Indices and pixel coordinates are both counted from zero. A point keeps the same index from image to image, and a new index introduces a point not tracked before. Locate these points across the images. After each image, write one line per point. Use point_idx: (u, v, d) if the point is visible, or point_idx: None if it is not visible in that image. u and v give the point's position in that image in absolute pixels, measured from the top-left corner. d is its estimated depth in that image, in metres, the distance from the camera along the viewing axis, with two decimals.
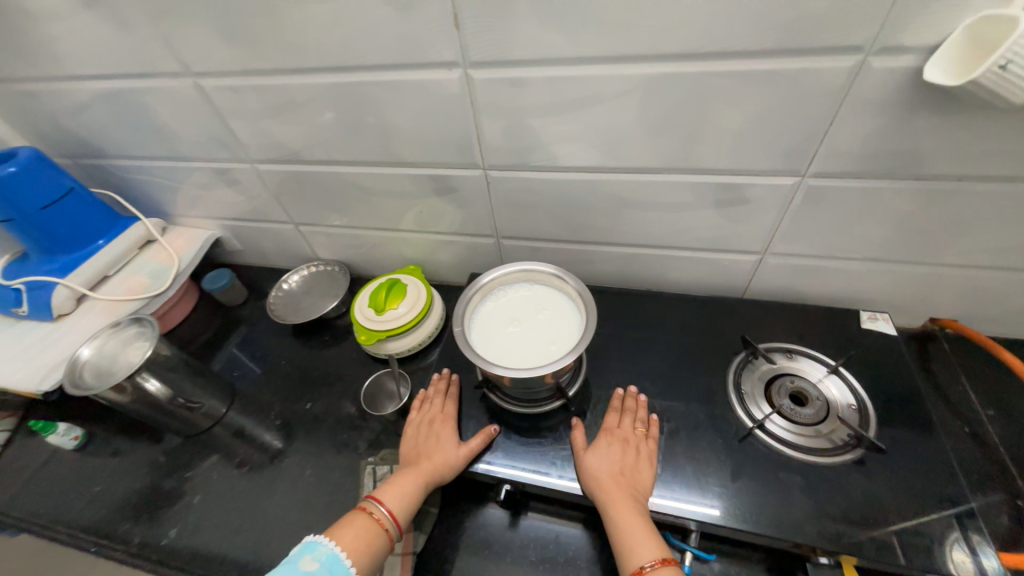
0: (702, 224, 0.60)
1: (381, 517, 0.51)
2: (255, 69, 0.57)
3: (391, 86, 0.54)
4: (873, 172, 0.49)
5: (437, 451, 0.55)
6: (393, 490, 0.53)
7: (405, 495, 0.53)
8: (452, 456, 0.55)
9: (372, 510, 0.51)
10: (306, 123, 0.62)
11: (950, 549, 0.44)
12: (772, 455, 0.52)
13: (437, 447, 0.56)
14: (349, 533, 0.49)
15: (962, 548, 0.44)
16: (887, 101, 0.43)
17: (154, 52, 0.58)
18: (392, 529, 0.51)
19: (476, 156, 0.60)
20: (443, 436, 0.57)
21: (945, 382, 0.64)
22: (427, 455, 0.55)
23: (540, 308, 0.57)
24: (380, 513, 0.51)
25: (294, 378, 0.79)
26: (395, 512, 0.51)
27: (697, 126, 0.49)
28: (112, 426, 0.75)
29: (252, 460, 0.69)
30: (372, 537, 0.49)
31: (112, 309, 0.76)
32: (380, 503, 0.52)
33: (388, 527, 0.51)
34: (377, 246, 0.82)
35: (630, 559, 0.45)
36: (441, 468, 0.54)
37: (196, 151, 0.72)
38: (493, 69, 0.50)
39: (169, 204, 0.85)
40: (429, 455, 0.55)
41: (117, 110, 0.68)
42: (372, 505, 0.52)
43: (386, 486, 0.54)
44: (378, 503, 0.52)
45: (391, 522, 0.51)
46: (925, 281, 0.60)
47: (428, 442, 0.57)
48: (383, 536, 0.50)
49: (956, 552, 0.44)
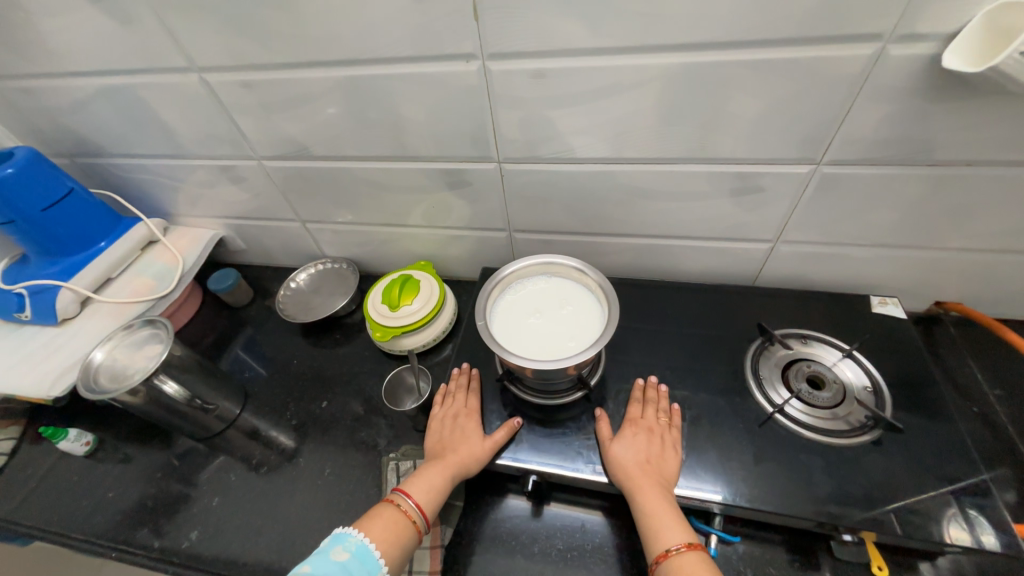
0: (716, 213, 0.61)
1: (408, 509, 0.51)
2: (265, 63, 0.55)
3: (407, 79, 0.54)
4: (887, 160, 0.50)
5: (462, 444, 0.56)
6: (419, 483, 0.53)
7: (431, 488, 0.53)
8: (478, 449, 0.55)
9: (399, 502, 0.52)
10: (317, 119, 0.61)
11: (949, 526, 0.46)
12: (792, 438, 0.54)
13: (462, 440, 0.56)
14: (378, 525, 0.50)
15: (960, 523, 0.46)
16: (904, 88, 0.44)
17: (159, 47, 0.57)
18: (420, 521, 0.51)
19: (491, 149, 0.60)
20: (467, 430, 0.57)
21: (952, 364, 0.66)
22: (453, 448, 0.56)
23: (564, 302, 0.57)
24: (407, 506, 0.51)
25: (307, 378, 0.78)
26: (422, 505, 0.52)
27: (715, 116, 0.50)
28: (121, 432, 0.74)
29: (269, 461, 0.69)
30: (400, 530, 0.50)
31: (118, 311, 0.75)
32: (407, 496, 0.52)
33: (416, 520, 0.51)
34: (386, 242, 0.82)
35: (657, 544, 0.46)
36: (467, 461, 0.54)
37: (201, 148, 0.71)
38: (511, 60, 0.49)
39: (171, 203, 0.84)
40: (454, 449, 0.55)
41: (117, 108, 0.66)
42: (399, 498, 0.52)
43: (412, 479, 0.54)
44: (405, 496, 0.52)
45: (419, 515, 0.51)
46: (932, 266, 0.62)
47: (453, 436, 0.57)
48: (411, 528, 0.50)
49: (955, 529, 0.46)
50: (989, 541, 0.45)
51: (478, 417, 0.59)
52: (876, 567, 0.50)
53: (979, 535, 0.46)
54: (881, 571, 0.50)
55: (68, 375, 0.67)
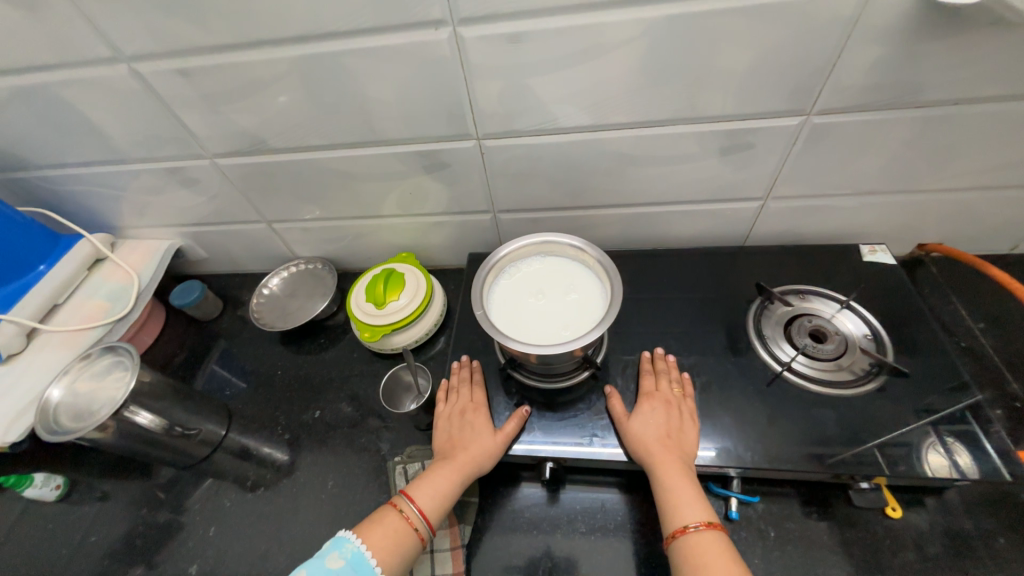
0: (707, 175, 0.59)
1: (411, 515, 0.49)
2: (204, 46, 0.49)
3: (370, 53, 0.49)
4: (877, 104, 0.49)
5: (470, 443, 0.53)
6: (425, 487, 0.51)
7: (437, 493, 0.50)
8: (487, 447, 0.53)
9: (403, 508, 0.49)
10: (272, 106, 0.55)
11: (929, 453, 0.48)
12: (802, 394, 0.54)
13: (470, 439, 0.54)
14: (379, 533, 0.47)
15: (939, 450, 0.48)
16: (895, 27, 0.42)
17: (74, 36, 0.49)
18: (423, 528, 0.48)
19: (468, 125, 0.56)
20: (475, 427, 0.55)
21: (938, 303, 0.68)
22: (460, 447, 0.53)
23: (570, 288, 0.54)
24: (411, 512, 0.49)
25: (295, 388, 0.74)
26: (426, 511, 0.49)
27: (704, 71, 0.47)
28: (95, 469, 0.68)
29: (265, 480, 0.65)
30: (402, 537, 0.47)
31: (71, 340, 0.68)
32: (411, 501, 0.49)
33: (419, 527, 0.48)
34: (363, 236, 0.77)
35: (675, 520, 0.46)
36: (476, 460, 0.52)
37: (142, 150, 0.63)
38: (484, 24, 0.45)
39: (115, 215, 0.76)
40: (462, 448, 0.53)
41: (35, 112, 0.58)
42: (403, 503, 0.49)
43: (417, 482, 0.51)
44: (409, 501, 0.49)
45: (422, 522, 0.48)
46: (917, 209, 0.63)
47: (460, 434, 0.55)
48: (414, 535, 0.48)
49: (935, 456, 0.48)
50: (967, 464, 0.47)
51: (486, 412, 0.56)
52: (890, 509, 0.52)
53: (957, 460, 0.48)
54: (895, 512, 0.52)
55: (25, 416, 0.60)
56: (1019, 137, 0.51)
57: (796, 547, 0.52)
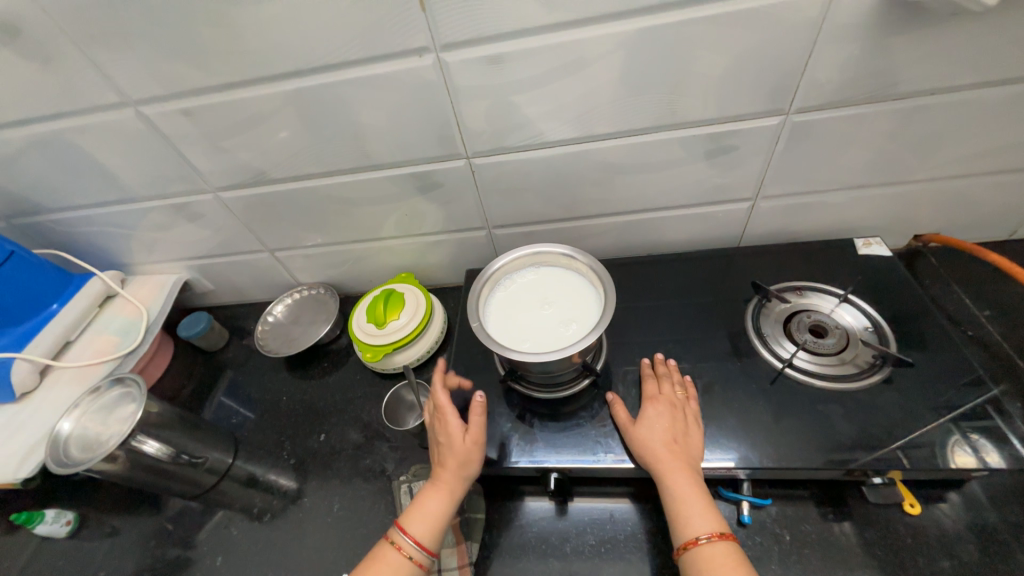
0: (693, 178, 0.60)
1: (404, 546, 0.48)
2: (204, 85, 0.52)
3: (360, 82, 0.51)
4: (854, 99, 0.50)
5: (448, 458, 0.52)
6: (415, 514, 0.50)
7: (425, 515, 0.49)
8: (463, 457, 0.51)
9: (395, 541, 0.48)
10: (271, 139, 0.58)
11: (955, 453, 0.46)
12: (806, 389, 0.54)
13: (446, 452, 0.52)
14: (375, 572, 0.46)
15: (965, 449, 0.46)
16: (862, 25, 0.44)
17: (84, 84, 0.52)
18: (419, 554, 0.47)
19: (458, 145, 0.58)
20: (447, 437, 0.53)
21: (941, 293, 0.68)
22: (442, 464, 0.52)
23: (568, 321, 0.52)
24: (403, 543, 0.48)
25: (300, 413, 0.74)
26: (419, 538, 0.48)
27: (681, 77, 0.49)
28: (105, 503, 0.69)
29: (272, 507, 0.64)
30: (399, 569, 0.46)
31: (83, 375, 0.69)
32: (403, 532, 0.48)
33: (415, 556, 0.47)
34: (363, 260, 0.79)
35: (684, 531, 0.44)
36: (458, 473, 0.51)
37: (150, 189, 0.66)
38: (468, 48, 0.47)
39: (125, 252, 0.79)
40: (444, 465, 0.52)
41: (49, 158, 0.62)
42: (396, 536, 0.49)
43: (408, 511, 0.50)
44: (400, 533, 0.48)
45: (416, 550, 0.47)
46: (908, 200, 0.63)
47: (440, 451, 0.53)
48: (411, 563, 0.47)
49: (962, 455, 0.46)
50: (996, 462, 0.45)
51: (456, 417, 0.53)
52: (908, 505, 0.51)
53: (985, 459, 0.46)
54: (914, 509, 0.51)
55: (35, 453, 0.61)
56: (1000, 123, 0.52)
57: (814, 551, 0.50)
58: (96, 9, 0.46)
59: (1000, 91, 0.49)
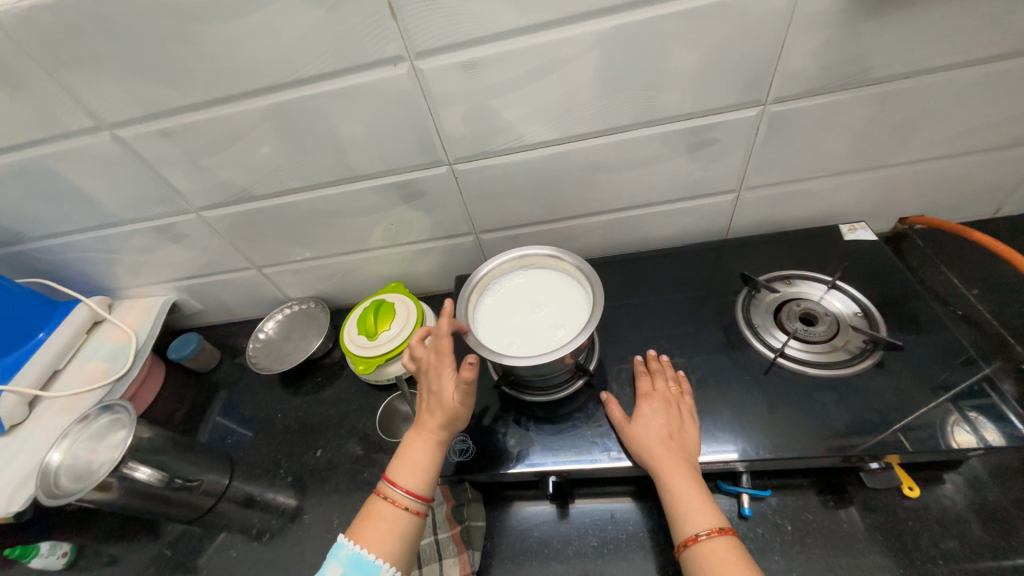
0: (677, 173, 0.60)
1: (397, 498, 0.46)
2: (180, 105, 0.52)
3: (336, 94, 0.51)
4: (830, 87, 0.51)
5: (437, 407, 0.50)
6: (404, 466, 0.48)
7: (417, 465, 0.48)
8: (454, 405, 0.49)
9: (388, 494, 0.47)
10: (250, 156, 0.57)
11: (955, 433, 0.46)
12: (799, 378, 0.54)
13: (435, 402, 0.50)
14: (371, 527, 0.45)
15: (965, 428, 0.47)
16: (832, 13, 0.44)
17: (58, 110, 0.52)
18: (414, 504, 0.47)
19: (439, 152, 0.58)
20: (437, 386, 0.50)
21: (928, 274, 0.68)
22: (430, 412, 0.50)
23: (556, 326, 0.52)
24: (397, 495, 0.47)
25: (296, 430, 0.74)
26: (413, 489, 0.47)
27: (657, 73, 0.49)
28: (102, 532, 0.68)
29: (271, 526, 0.64)
30: (395, 520, 0.46)
31: (73, 403, 0.69)
32: (395, 484, 0.47)
33: (410, 506, 0.46)
34: (351, 272, 0.78)
35: (684, 527, 0.44)
36: (449, 421, 0.50)
37: (132, 212, 0.66)
38: (442, 55, 0.47)
39: (111, 277, 0.78)
40: (432, 414, 0.50)
41: (28, 186, 0.61)
42: (388, 489, 0.47)
43: (396, 464, 0.49)
44: (393, 485, 0.47)
45: (411, 500, 0.46)
46: (891, 183, 0.63)
47: (428, 399, 0.51)
48: (407, 513, 0.46)
49: (962, 434, 0.46)
50: (995, 439, 0.45)
51: (446, 363, 0.50)
52: (907, 489, 0.51)
53: (985, 437, 0.46)
54: (913, 492, 0.51)
55: (27, 485, 0.60)
56: (975, 103, 0.52)
57: (816, 539, 0.50)
58: (65, 34, 0.45)
59: (973, 71, 0.49)
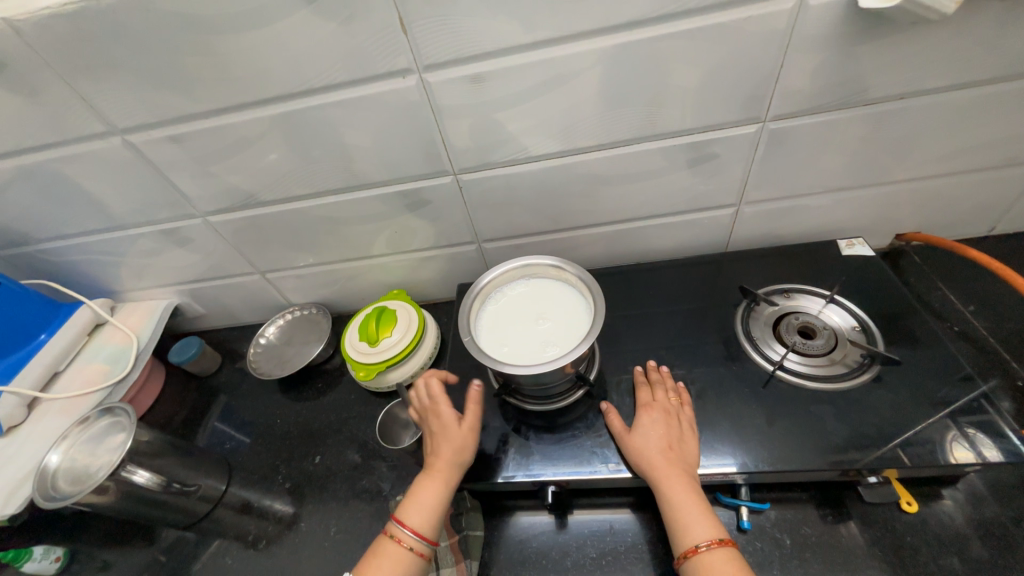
0: (678, 187, 0.62)
1: (403, 538, 0.47)
2: (191, 112, 0.53)
3: (344, 105, 0.52)
4: (827, 106, 0.52)
5: (443, 446, 0.51)
6: (411, 505, 0.48)
7: (424, 505, 0.48)
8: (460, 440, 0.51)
9: (395, 533, 0.47)
10: (258, 162, 0.58)
11: (954, 448, 0.47)
12: (798, 391, 0.54)
13: (440, 440, 0.52)
14: (377, 564, 0.45)
15: (964, 444, 0.47)
16: (830, 35, 0.45)
17: (71, 115, 0.53)
18: (419, 545, 0.46)
19: (444, 162, 0.59)
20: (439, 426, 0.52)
21: (925, 290, 0.69)
22: (436, 453, 0.51)
23: (548, 343, 0.52)
24: (404, 535, 0.47)
25: (295, 436, 0.73)
26: (418, 528, 0.47)
27: (659, 90, 0.50)
28: (96, 536, 0.67)
29: (267, 533, 0.63)
30: (399, 562, 0.45)
31: (72, 406, 0.68)
32: (401, 524, 0.47)
33: (414, 546, 0.46)
34: (354, 278, 0.79)
35: (684, 539, 0.44)
36: (455, 459, 0.50)
37: (139, 215, 0.66)
38: (450, 68, 0.48)
39: (114, 279, 0.78)
40: (437, 453, 0.51)
41: (37, 188, 0.62)
42: (395, 528, 0.47)
43: (404, 503, 0.49)
44: (399, 525, 0.47)
45: (416, 541, 0.46)
46: (888, 200, 0.64)
47: (433, 441, 0.53)
48: (412, 554, 0.46)
49: (961, 450, 0.47)
50: (994, 456, 0.46)
51: (445, 404, 0.53)
52: (905, 504, 0.51)
53: (984, 452, 0.46)
54: (911, 507, 0.51)
55: (22, 488, 0.60)
56: (969, 123, 0.53)
57: (814, 554, 0.50)
58: (81, 42, 0.46)
59: (965, 94, 0.50)
